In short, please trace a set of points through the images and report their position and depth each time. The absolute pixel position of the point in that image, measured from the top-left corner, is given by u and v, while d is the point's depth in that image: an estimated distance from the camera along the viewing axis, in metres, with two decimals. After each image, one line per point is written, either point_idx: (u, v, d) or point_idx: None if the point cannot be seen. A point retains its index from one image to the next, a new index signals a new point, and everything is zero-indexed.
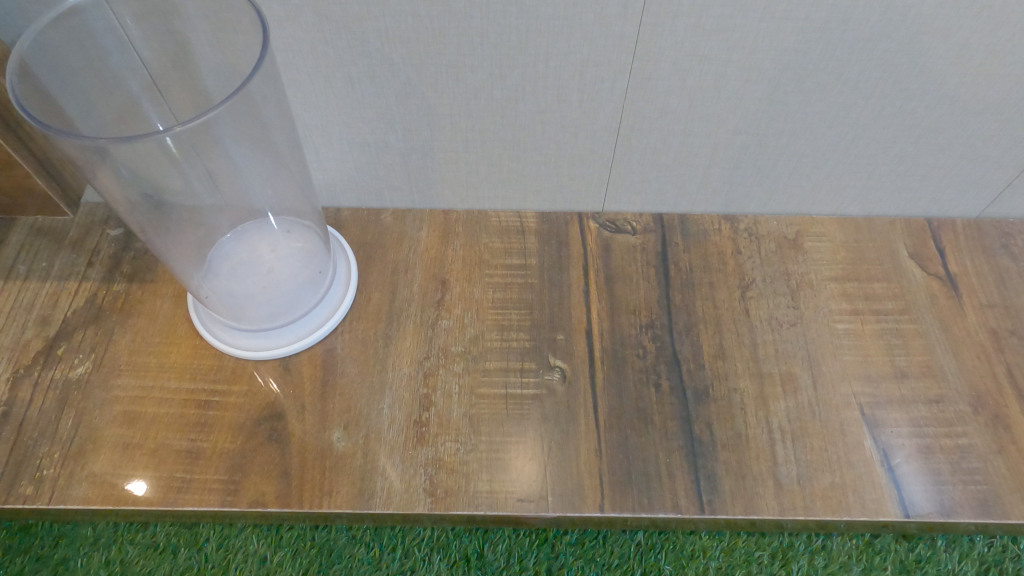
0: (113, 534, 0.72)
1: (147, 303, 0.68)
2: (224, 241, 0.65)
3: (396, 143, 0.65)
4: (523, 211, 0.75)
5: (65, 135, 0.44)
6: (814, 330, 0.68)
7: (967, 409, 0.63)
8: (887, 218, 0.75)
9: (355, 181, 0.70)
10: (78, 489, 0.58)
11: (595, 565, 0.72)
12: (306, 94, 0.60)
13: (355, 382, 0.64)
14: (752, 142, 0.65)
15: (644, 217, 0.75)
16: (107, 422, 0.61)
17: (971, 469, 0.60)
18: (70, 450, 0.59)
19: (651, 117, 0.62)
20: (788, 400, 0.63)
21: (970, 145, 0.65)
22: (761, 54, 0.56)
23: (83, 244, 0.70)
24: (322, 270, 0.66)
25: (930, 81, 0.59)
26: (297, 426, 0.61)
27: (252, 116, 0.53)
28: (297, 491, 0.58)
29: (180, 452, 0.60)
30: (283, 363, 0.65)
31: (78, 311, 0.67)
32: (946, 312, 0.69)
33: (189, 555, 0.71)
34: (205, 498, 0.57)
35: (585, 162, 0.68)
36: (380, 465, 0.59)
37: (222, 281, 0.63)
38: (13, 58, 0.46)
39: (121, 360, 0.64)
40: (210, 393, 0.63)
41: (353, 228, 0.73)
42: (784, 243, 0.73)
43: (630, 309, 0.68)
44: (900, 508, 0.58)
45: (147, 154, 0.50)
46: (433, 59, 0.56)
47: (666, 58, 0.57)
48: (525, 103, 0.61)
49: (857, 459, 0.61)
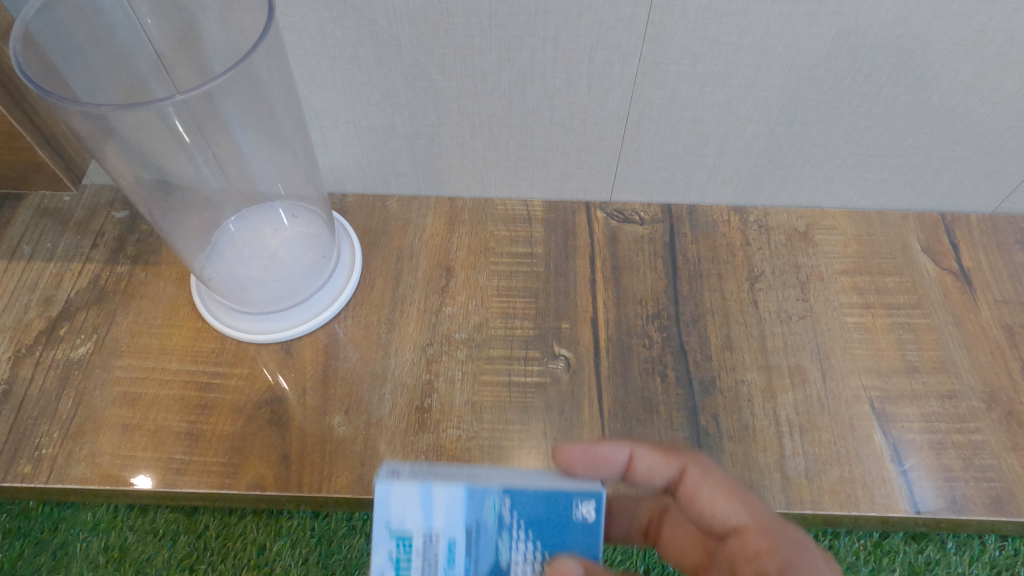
0: (112, 519, 0.72)
1: (150, 286, 0.67)
2: (229, 223, 0.64)
3: (404, 128, 0.65)
4: (530, 200, 0.74)
5: (65, 102, 0.43)
6: (824, 323, 0.66)
7: (980, 406, 0.62)
8: (899, 212, 0.74)
9: (362, 165, 0.70)
10: (76, 470, 0.57)
11: None
12: (313, 75, 0.59)
13: (357, 368, 0.63)
14: (764, 130, 0.64)
15: (652, 207, 0.74)
16: (107, 402, 0.60)
17: (983, 466, 0.59)
18: (69, 429, 0.59)
19: (661, 104, 0.62)
20: (796, 392, 0.62)
21: (986, 136, 0.64)
22: (774, 39, 0.55)
23: (88, 226, 0.70)
24: (326, 254, 0.65)
25: (946, 69, 0.58)
26: (298, 410, 0.61)
27: (257, 96, 0.52)
28: (297, 475, 0.57)
29: (180, 434, 0.59)
30: (285, 347, 0.64)
31: (81, 292, 0.66)
32: (959, 308, 0.68)
33: (187, 542, 0.71)
34: (204, 480, 0.57)
35: (594, 149, 0.67)
36: (381, 451, 0.59)
37: (225, 263, 0.62)
38: (18, 26, 0.45)
39: (123, 341, 0.64)
40: (211, 375, 0.62)
41: (358, 214, 0.73)
42: (794, 236, 0.72)
43: (636, 299, 0.67)
44: (910, 504, 0.57)
45: (151, 130, 0.49)
46: (440, 40, 0.56)
47: (678, 42, 0.56)
48: (533, 87, 0.60)
49: (866, 453, 0.59)
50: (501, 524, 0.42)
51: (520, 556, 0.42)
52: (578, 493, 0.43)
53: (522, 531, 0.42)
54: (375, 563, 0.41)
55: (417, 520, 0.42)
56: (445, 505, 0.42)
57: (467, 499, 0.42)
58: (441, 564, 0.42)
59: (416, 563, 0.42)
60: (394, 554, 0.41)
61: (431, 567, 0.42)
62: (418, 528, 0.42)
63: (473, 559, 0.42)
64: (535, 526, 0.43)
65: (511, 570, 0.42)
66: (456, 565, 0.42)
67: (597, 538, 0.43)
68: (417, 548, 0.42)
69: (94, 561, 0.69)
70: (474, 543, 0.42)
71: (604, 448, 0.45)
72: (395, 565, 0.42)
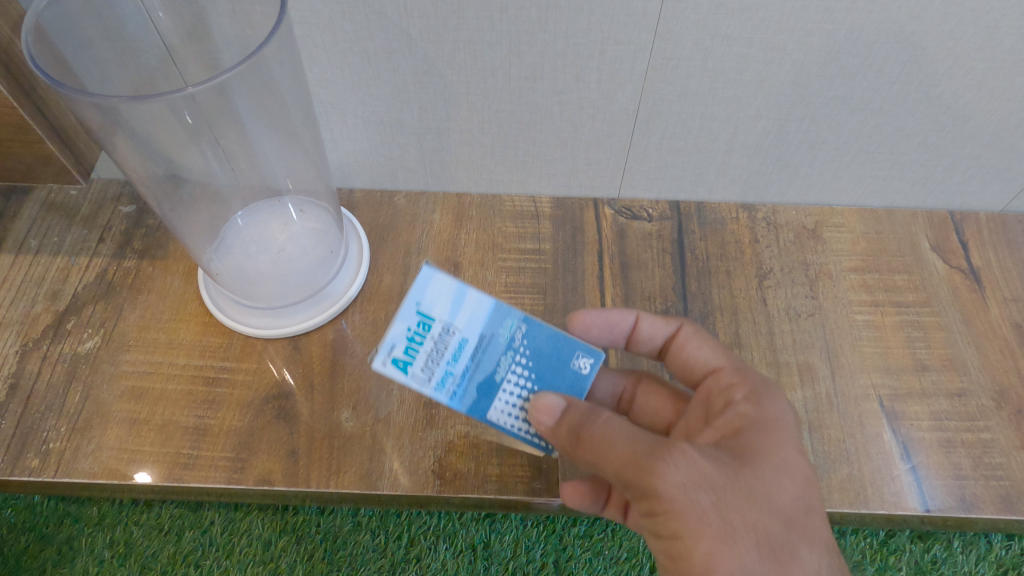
0: (117, 514, 0.71)
1: (158, 280, 0.67)
2: (237, 218, 0.64)
3: (412, 123, 0.64)
4: (538, 196, 0.74)
5: (77, 93, 0.42)
6: (833, 321, 0.66)
7: (990, 404, 0.62)
8: (908, 210, 0.74)
9: (370, 161, 0.70)
10: (84, 464, 0.57)
11: (603, 558, 0.72)
12: (322, 69, 0.59)
13: (365, 363, 0.63)
14: (773, 127, 0.64)
15: (660, 204, 0.74)
16: (114, 397, 0.60)
17: (993, 465, 0.59)
18: (77, 424, 0.59)
19: (671, 100, 0.61)
20: (805, 390, 0.62)
21: (997, 134, 0.64)
22: (786, 35, 0.55)
23: (95, 220, 0.70)
24: (333, 250, 0.64)
25: (958, 67, 0.57)
26: (306, 406, 0.60)
27: (268, 89, 0.52)
28: (305, 470, 0.57)
29: (188, 429, 0.59)
30: (293, 343, 0.64)
31: (88, 286, 0.66)
32: (969, 306, 0.67)
33: (194, 537, 0.71)
34: (212, 475, 0.57)
35: (603, 145, 0.67)
36: (389, 447, 0.58)
37: (233, 257, 0.62)
38: (29, 18, 0.44)
39: (130, 336, 0.63)
40: (219, 370, 0.62)
41: (365, 209, 0.73)
42: (803, 233, 0.72)
43: (645, 295, 0.67)
44: (920, 503, 0.57)
45: (162, 122, 0.49)
46: (450, 34, 0.55)
47: (689, 37, 0.56)
48: (543, 82, 0.60)
49: (876, 451, 0.59)
50: (508, 344, 0.53)
51: (512, 377, 0.54)
52: (580, 349, 0.54)
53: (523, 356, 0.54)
54: (396, 332, 0.51)
55: (444, 314, 0.51)
56: (472, 311, 0.52)
57: (490, 313, 0.53)
58: (451, 354, 0.53)
59: (425, 346, 0.52)
60: (410, 332, 0.51)
61: (438, 354, 0.52)
62: (441, 319, 0.51)
63: (476, 361, 0.53)
64: (535, 357, 0.54)
65: (503, 382, 0.54)
66: (459, 359, 0.53)
67: (580, 384, 0.54)
68: (431, 333, 0.51)
69: (99, 556, 0.69)
70: (482, 351, 0.53)
71: (615, 312, 0.56)
72: (408, 345, 0.51)
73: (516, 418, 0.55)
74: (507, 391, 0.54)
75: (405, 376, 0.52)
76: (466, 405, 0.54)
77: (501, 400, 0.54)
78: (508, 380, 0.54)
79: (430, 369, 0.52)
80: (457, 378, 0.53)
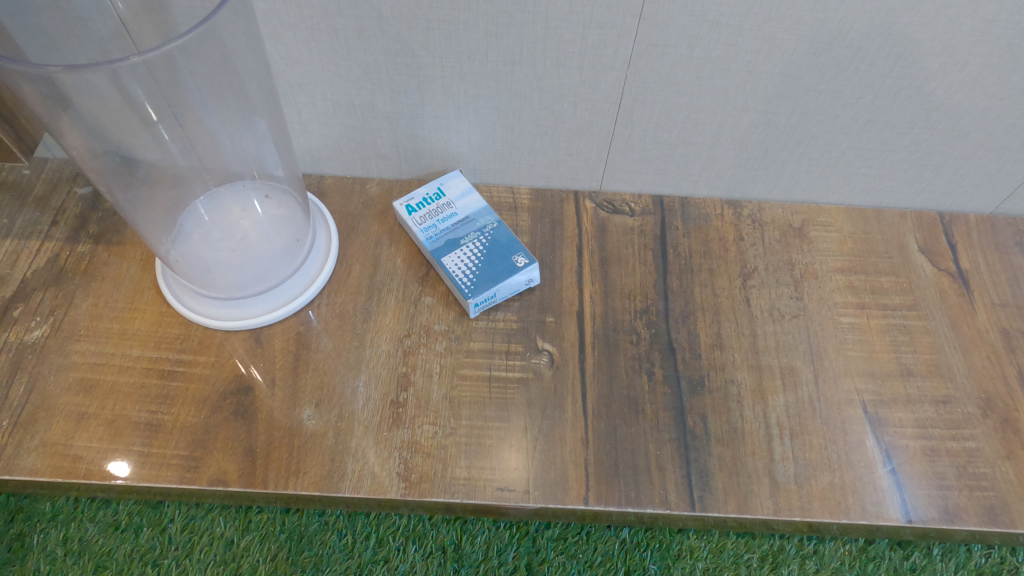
0: (73, 510, 0.68)
1: (113, 267, 0.64)
2: (197, 204, 0.61)
3: (385, 107, 0.61)
4: (517, 187, 0.71)
5: (7, 62, 0.39)
6: (817, 323, 0.64)
7: (976, 412, 0.60)
8: (897, 210, 0.72)
9: (341, 146, 0.67)
10: (26, 460, 0.54)
11: (578, 562, 0.67)
12: (289, 48, 0.56)
13: (330, 358, 0.60)
14: (761, 121, 0.62)
15: (643, 198, 0.71)
16: (61, 389, 0.57)
17: (977, 475, 0.57)
18: (20, 417, 0.55)
19: (655, 89, 0.59)
20: (788, 394, 0.60)
21: (990, 133, 0.62)
22: (776, 23, 0.53)
23: (48, 202, 0.67)
24: (300, 238, 0.62)
25: (952, 61, 0.55)
26: (266, 402, 0.57)
27: (225, 65, 0.50)
28: (262, 470, 0.54)
29: (139, 424, 0.56)
30: (254, 335, 0.61)
31: (39, 272, 0.63)
32: (956, 311, 0.65)
33: (151, 536, 0.67)
34: (163, 474, 0.53)
35: (584, 136, 0.64)
36: (353, 447, 0.56)
37: (193, 245, 0.59)
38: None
39: (82, 325, 0.60)
40: (175, 362, 0.59)
41: (336, 197, 0.69)
42: (789, 232, 0.69)
43: (625, 293, 0.65)
44: (901, 513, 0.55)
45: (110, 98, 0.46)
46: (425, 13, 0.53)
47: (676, 23, 0.53)
48: (522, 67, 0.57)
49: (858, 460, 0.57)
50: (481, 228, 0.65)
51: (471, 246, 0.64)
52: (525, 253, 0.63)
53: (484, 238, 0.64)
54: (418, 192, 0.67)
55: (454, 195, 0.66)
56: (473, 201, 0.66)
57: (483, 207, 0.66)
58: (442, 214, 0.66)
59: (429, 206, 0.66)
60: (425, 196, 0.66)
61: (435, 214, 0.66)
62: (450, 196, 0.66)
63: (456, 227, 0.65)
64: (493, 243, 0.64)
65: (461, 246, 0.64)
66: (446, 223, 0.65)
67: (512, 273, 0.62)
68: (438, 201, 0.66)
69: (51, 554, 0.66)
70: (464, 223, 0.65)
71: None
72: (419, 201, 0.66)
73: (457, 273, 0.62)
74: (462, 254, 0.63)
75: (405, 218, 0.65)
76: (430, 252, 0.64)
77: (453, 258, 0.63)
78: (468, 245, 0.64)
79: (426, 220, 0.65)
80: (438, 233, 0.65)
